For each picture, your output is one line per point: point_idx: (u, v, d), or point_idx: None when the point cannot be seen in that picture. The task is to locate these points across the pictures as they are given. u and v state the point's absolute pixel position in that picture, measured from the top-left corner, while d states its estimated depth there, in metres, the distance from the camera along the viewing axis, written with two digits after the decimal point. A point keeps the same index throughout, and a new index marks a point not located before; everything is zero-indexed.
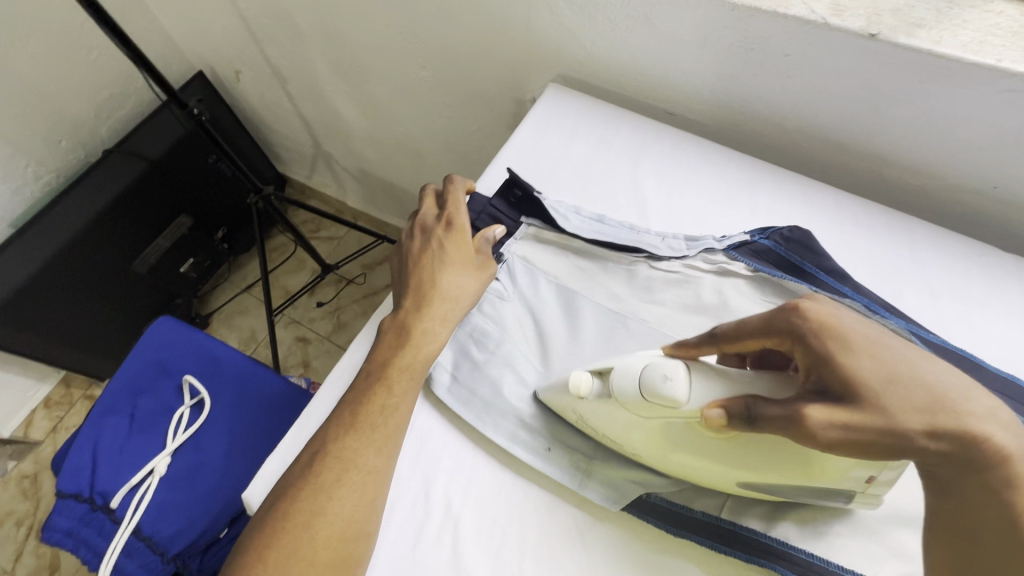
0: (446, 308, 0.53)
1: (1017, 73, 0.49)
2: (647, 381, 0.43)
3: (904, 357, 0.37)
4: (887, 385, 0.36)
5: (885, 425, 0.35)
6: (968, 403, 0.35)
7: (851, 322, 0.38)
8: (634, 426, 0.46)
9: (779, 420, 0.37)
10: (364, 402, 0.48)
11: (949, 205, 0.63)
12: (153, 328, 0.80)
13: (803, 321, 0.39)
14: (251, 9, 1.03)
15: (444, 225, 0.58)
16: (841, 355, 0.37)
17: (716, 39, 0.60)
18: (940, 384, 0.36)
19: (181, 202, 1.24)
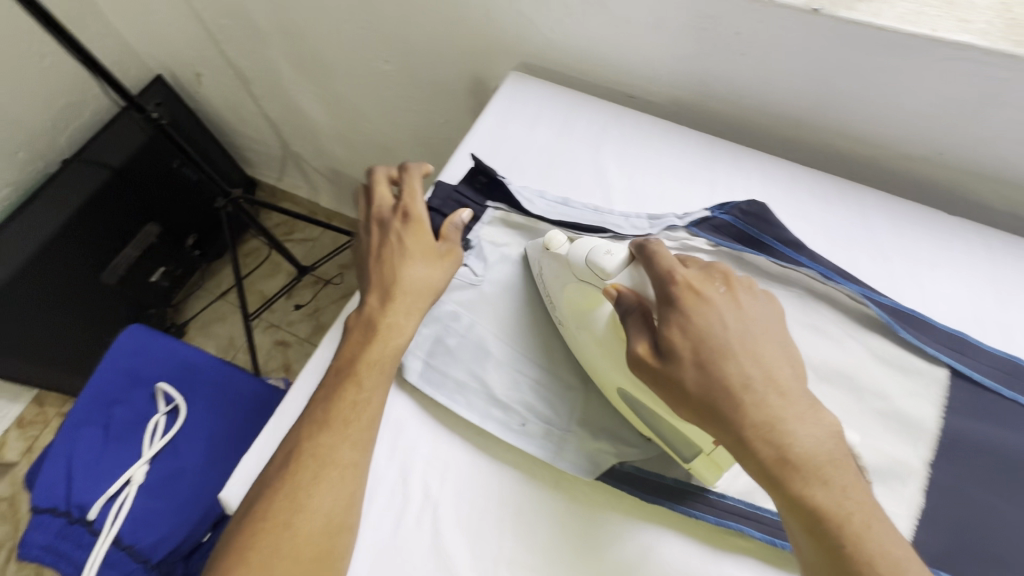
0: (410, 301, 0.53)
1: (954, 42, 0.51)
2: (593, 249, 0.49)
3: (736, 356, 0.40)
4: (694, 360, 0.40)
5: (671, 384, 0.40)
6: (756, 411, 0.38)
7: (716, 310, 0.42)
8: (571, 289, 0.51)
9: (631, 326, 0.44)
10: (333, 398, 0.48)
11: (900, 173, 0.65)
12: (123, 336, 0.78)
13: (670, 288, 0.43)
14: (207, 9, 1.01)
15: (401, 219, 0.57)
16: (678, 322, 0.41)
17: (670, 21, 0.61)
18: (759, 391, 0.39)
19: (147, 209, 1.22)
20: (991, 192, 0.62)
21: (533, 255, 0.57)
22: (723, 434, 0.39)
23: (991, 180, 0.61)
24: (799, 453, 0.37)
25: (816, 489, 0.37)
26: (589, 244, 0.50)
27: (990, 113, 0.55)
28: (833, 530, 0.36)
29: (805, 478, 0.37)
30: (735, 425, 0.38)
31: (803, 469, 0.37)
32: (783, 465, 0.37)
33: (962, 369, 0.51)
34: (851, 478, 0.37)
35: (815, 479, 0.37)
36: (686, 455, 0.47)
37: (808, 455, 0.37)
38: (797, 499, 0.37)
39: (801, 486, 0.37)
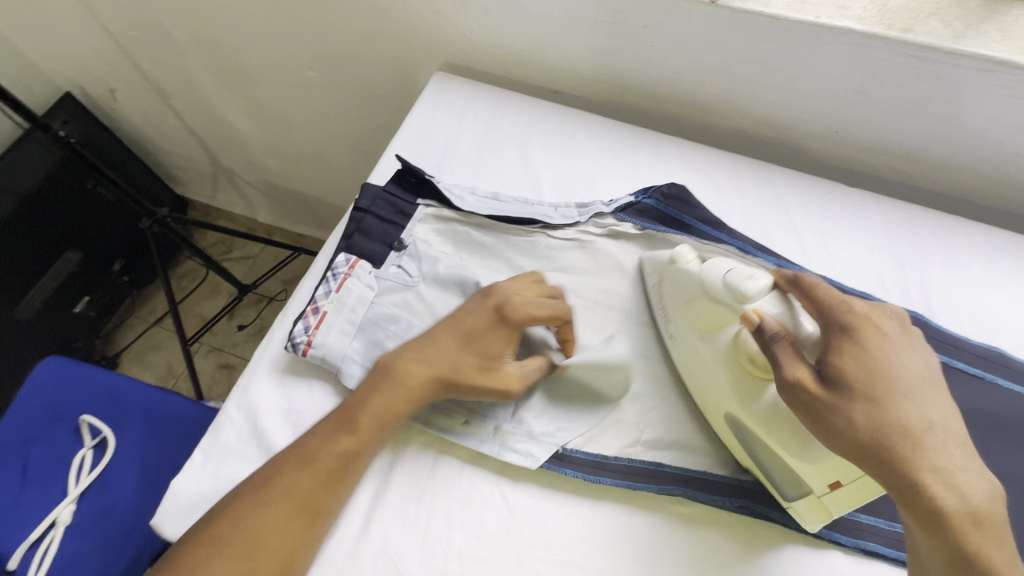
0: (439, 387, 0.49)
1: (834, 27, 0.55)
2: (734, 270, 0.48)
3: (914, 396, 0.41)
4: (868, 393, 0.41)
5: (837, 412, 0.40)
6: (929, 449, 0.39)
7: (888, 350, 0.43)
8: (695, 308, 0.50)
9: (778, 353, 0.43)
10: (342, 438, 0.46)
11: (803, 151, 0.70)
12: (39, 370, 0.74)
13: (849, 318, 0.44)
14: (115, 20, 0.96)
15: (499, 304, 0.50)
16: (857, 353, 0.42)
17: (582, 15, 0.63)
18: (937, 436, 0.40)
19: (63, 236, 1.14)
20: (884, 163, 0.68)
21: (652, 268, 0.56)
22: (885, 468, 0.39)
23: (882, 153, 0.66)
24: (969, 502, 0.38)
25: (980, 539, 0.37)
26: (727, 265, 0.49)
27: (873, 92, 0.60)
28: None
29: (970, 525, 0.37)
30: (909, 461, 0.38)
31: (970, 519, 0.37)
32: (953, 513, 0.37)
33: None
34: (1005, 533, 0.38)
35: (981, 533, 0.37)
36: (792, 495, 0.47)
37: (978, 504, 0.38)
38: (957, 548, 0.37)
39: (963, 534, 0.37)
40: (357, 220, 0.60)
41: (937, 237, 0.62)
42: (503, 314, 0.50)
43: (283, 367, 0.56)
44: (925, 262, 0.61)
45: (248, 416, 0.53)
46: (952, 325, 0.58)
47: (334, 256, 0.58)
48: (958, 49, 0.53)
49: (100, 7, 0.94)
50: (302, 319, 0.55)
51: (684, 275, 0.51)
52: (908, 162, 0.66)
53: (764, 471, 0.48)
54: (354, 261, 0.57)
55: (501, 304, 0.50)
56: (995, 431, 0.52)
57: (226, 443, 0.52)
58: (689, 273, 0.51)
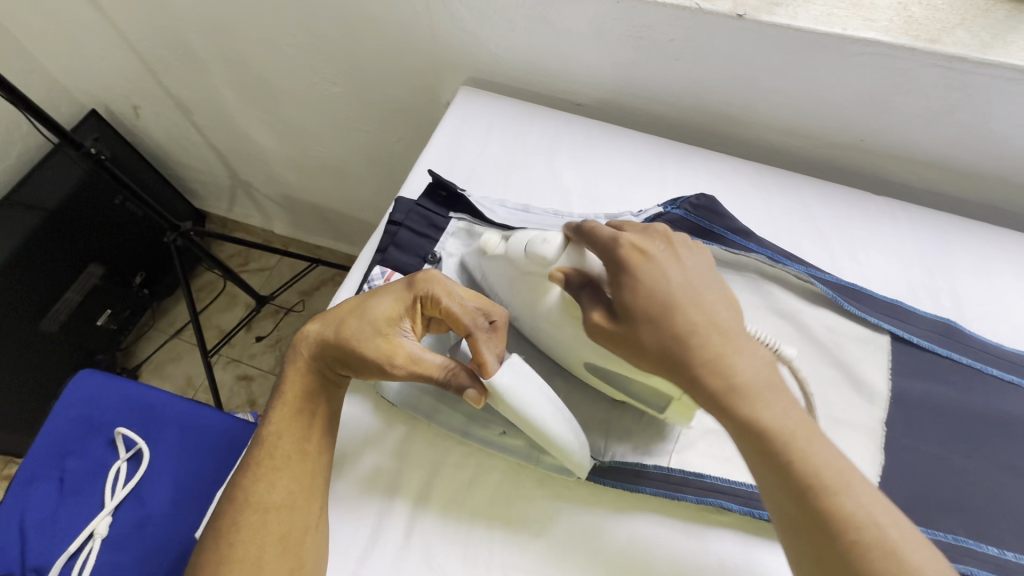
0: (330, 354, 0.49)
1: (861, 39, 0.56)
2: (531, 240, 0.52)
3: (681, 305, 0.42)
4: (646, 319, 0.42)
5: (629, 342, 0.43)
6: (704, 348, 0.40)
7: (656, 265, 0.44)
8: (517, 283, 0.53)
9: (585, 300, 0.46)
10: (265, 423, 0.49)
11: (828, 160, 0.71)
12: (75, 383, 0.75)
13: (616, 252, 0.45)
14: (144, 40, 0.99)
15: (406, 279, 0.51)
16: (628, 286, 0.43)
17: (609, 31, 0.65)
18: (704, 332, 0.41)
19: (88, 250, 1.16)
20: (910, 171, 0.68)
21: (471, 262, 0.59)
22: (682, 377, 0.41)
23: (908, 160, 0.67)
24: (743, 379, 0.39)
25: (762, 411, 0.39)
26: (525, 238, 0.53)
27: (899, 102, 0.61)
28: (777, 441, 0.38)
29: (750, 402, 0.39)
30: (684, 368, 0.41)
31: (747, 395, 0.39)
32: (731, 395, 0.39)
33: (902, 334, 0.56)
34: (789, 397, 0.40)
35: (760, 400, 0.39)
36: (660, 408, 0.50)
37: (755, 377, 0.40)
38: (754, 426, 0.39)
39: (749, 408, 0.39)
40: (392, 234, 0.62)
41: (966, 244, 0.63)
42: (412, 285, 0.50)
43: None
44: (955, 269, 0.61)
45: None
46: (985, 332, 0.58)
47: (370, 269, 0.60)
48: (985, 59, 0.54)
49: (129, 27, 0.97)
50: None
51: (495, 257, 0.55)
52: (933, 170, 0.67)
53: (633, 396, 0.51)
54: (389, 274, 0.58)
55: (413, 277, 0.50)
56: None
57: None
58: (497, 254, 0.55)
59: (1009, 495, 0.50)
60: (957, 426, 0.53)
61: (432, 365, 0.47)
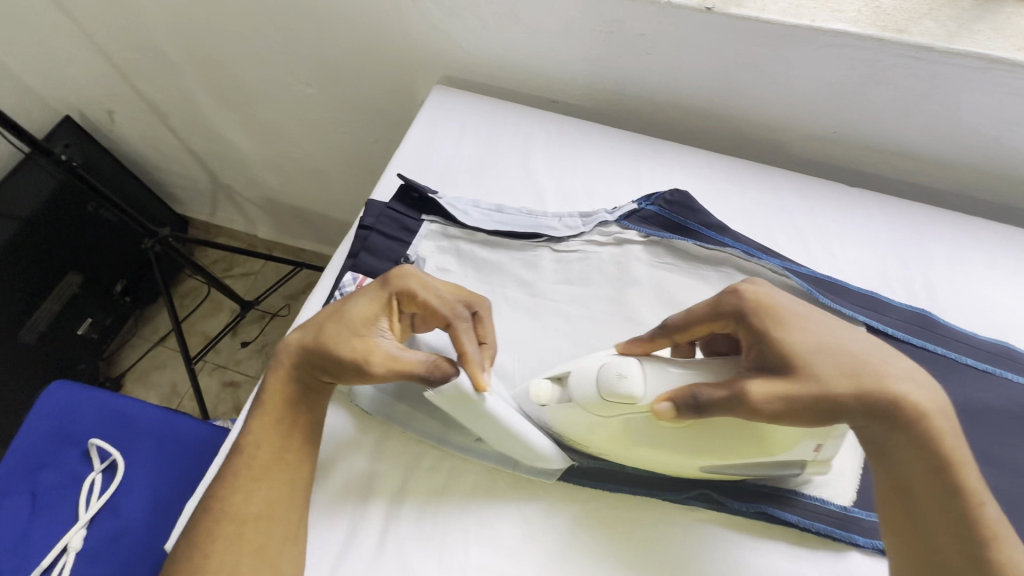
0: (309, 361, 0.49)
1: (829, 30, 0.56)
2: (602, 375, 0.45)
3: (846, 339, 0.42)
4: (818, 356, 0.41)
5: (820, 396, 0.40)
6: (889, 371, 0.41)
7: (791, 299, 0.44)
8: (597, 428, 0.47)
9: (721, 398, 0.41)
10: (246, 431, 0.48)
11: (803, 152, 0.71)
12: (47, 395, 0.74)
13: (751, 298, 0.44)
14: (115, 44, 0.97)
15: (383, 277, 0.50)
16: (780, 325, 0.42)
17: (579, 26, 0.64)
18: (875, 365, 0.41)
19: (66, 259, 1.14)
20: (884, 162, 0.68)
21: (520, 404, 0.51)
22: (884, 416, 0.39)
23: (882, 152, 0.67)
24: (934, 404, 0.40)
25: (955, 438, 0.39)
26: (591, 374, 0.46)
27: (871, 92, 0.61)
28: (961, 480, 0.39)
29: (950, 431, 0.39)
30: (885, 405, 0.39)
31: (934, 430, 0.39)
32: (919, 432, 0.39)
33: (877, 325, 0.56)
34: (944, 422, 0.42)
35: (945, 433, 0.39)
36: (796, 470, 0.48)
37: (935, 399, 0.40)
38: (946, 464, 0.39)
39: (936, 445, 0.39)
40: (363, 238, 0.61)
41: (940, 234, 0.63)
42: (387, 284, 0.49)
43: None
44: (929, 258, 0.62)
45: None
46: (960, 321, 0.58)
47: (341, 275, 0.59)
48: (952, 49, 0.54)
49: (100, 31, 0.95)
50: None
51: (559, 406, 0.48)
52: (907, 160, 0.67)
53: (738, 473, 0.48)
54: (361, 279, 0.58)
55: (388, 275, 0.50)
56: (1009, 425, 0.52)
57: None
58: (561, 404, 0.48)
59: (986, 484, 0.50)
60: None
61: (412, 359, 0.46)
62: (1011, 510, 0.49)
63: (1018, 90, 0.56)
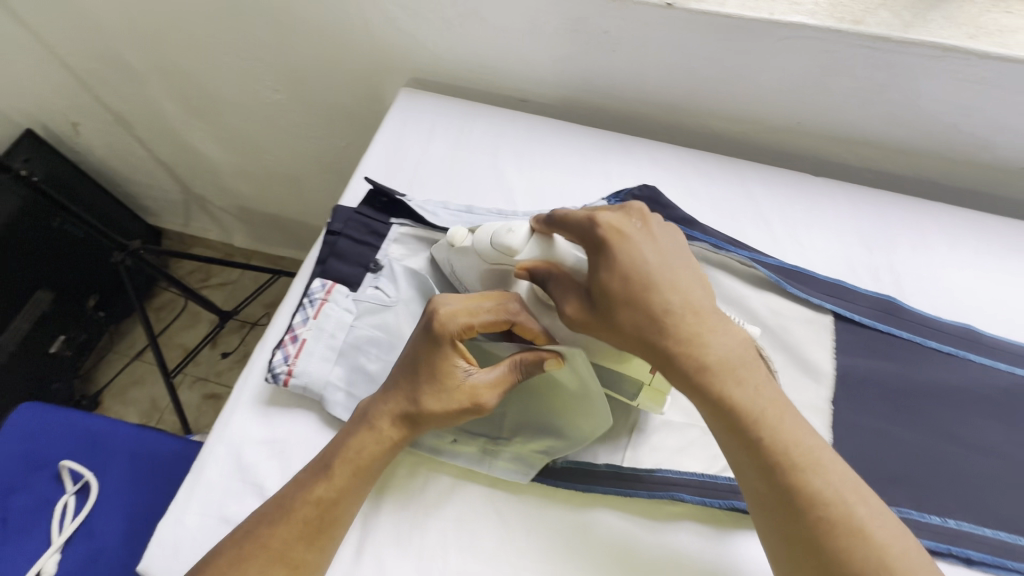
0: (406, 415, 0.47)
1: (789, 23, 0.57)
2: (496, 231, 0.50)
3: (659, 285, 0.42)
4: (623, 300, 0.42)
5: (604, 326, 0.43)
6: (692, 323, 0.41)
7: (632, 244, 0.43)
8: (488, 276, 0.53)
9: (553, 292, 0.46)
10: (324, 482, 0.46)
11: (769, 144, 0.72)
12: (14, 418, 0.72)
13: (595, 233, 0.44)
14: (74, 54, 0.95)
15: (427, 323, 0.47)
16: (605, 264, 0.43)
17: (544, 25, 0.64)
18: (678, 316, 0.41)
19: (34, 276, 1.12)
20: (848, 151, 0.69)
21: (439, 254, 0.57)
22: (662, 358, 0.41)
23: (845, 141, 0.68)
24: (723, 358, 0.41)
25: (736, 390, 0.40)
26: (489, 230, 0.51)
27: (831, 83, 0.61)
28: (762, 429, 0.40)
29: (727, 382, 0.40)
30: (667, 351, 0.41)
31: (721, 376, 0.40)
32: (707, 376, 0.40)
33: (844, 313, 0.57)
34: (762, 378, 0.42)
35: (731, 381, 0.40)
36: (632, 395, 0.51)
37: (734, 354, 0.41)
38: (741, 419, 0.40)
39: (719, 391, 0.40)
40: (331, 244, 0.60)
41: (903, 220, 0.64)
42: (443, 336, 0.46)
43: (266, 399, 0.55)
44: (894, 245, 0.63)
45: (232, 452, 0.52)
46: (924, 306, 0.59)
47: (310, 282, 0.58)
48: (907, 38, 0.55)
49: (58, 42, 0.93)
50: (281, 348, 0.54)
51: (463, 253, 0.54)
52: (871, 148, 0.68)
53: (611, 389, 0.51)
54: (330, 285, 0.57)
55: (432, 327, 0.46)
56: (970, 405, 0.53)
57: (211, 480, 0.50)
58: (463, 248, 0.54)
59: (952, 464, 0.51)
60: (901, 400, 0.54)
61: (512, 373, 0.47)
62: (976, 488, 0.50)
63: (973, 79, 0.57)
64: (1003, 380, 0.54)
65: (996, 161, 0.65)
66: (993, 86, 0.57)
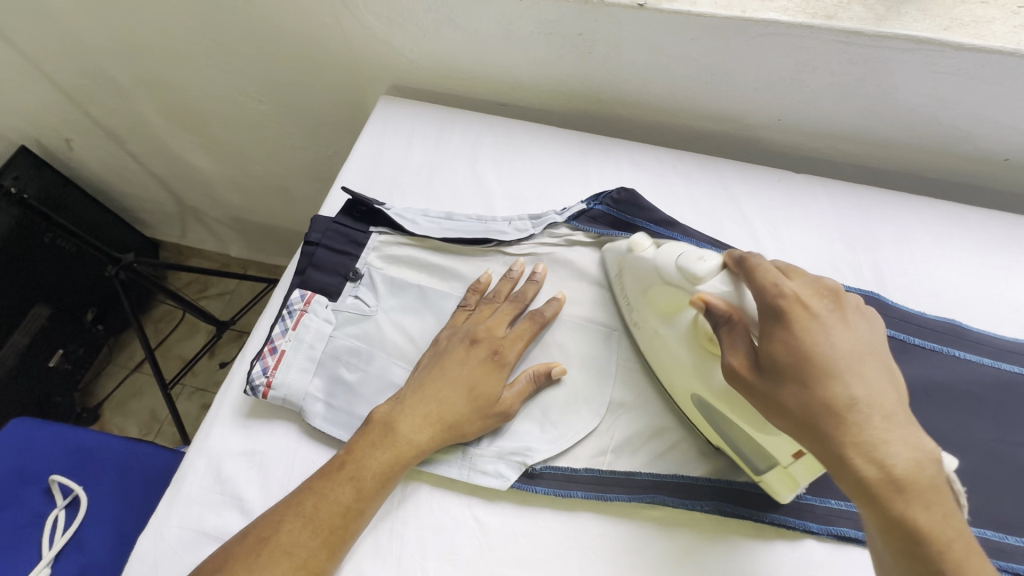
0: (444, 428, 0.50)
1: (761, 20, 0.56)
2: (685, 254, 0.48)
3: (840, 374, 0.39)
4: (797, 378, 0.40)
5: (764, 395, 0.41)
6: (867, 424, 0.38)
7: (814, 328, 0.40)
8: (655, 296, 0.51)
9: (724, 337, 0.44)
10: (348, 492, 0.46)
11: (749, 141, 0.71)
12: (6, 434, 0.72)
13: (777, 305, 0.41)
14: (62, 72, 0.96)
15: (493, 348, 0.53)
16: (781, 338, 0.41)
17: (518, 29, 0.64)
18: (864, 414, 0.38)
19: (31, 291, 1.13)
20: (827, 147, 0.69)
21: (614, 257, 0.57)
22: (821, 449, 0.39)
23: (825, 136, 0.68)
24: (908, 470, 0.36)
25: (919, 511, 0.36)
26: (680, 249, 0.49)
27: (808, 79, 0.61)
28: (948, 561, 0.35)
29: (908, 499, 0.36)
30: (833, 443, 0.38)
31: (909, 491, 0.36)
32: (887, 489, 0.36)
33: None
34: (949, 500, 0.37)
35: (917, 501, 0.36)
36: (760, 466, 0.47)
37: (922, 467, 0.37)
38: (906, 534, 0.36)
39: (901, 508, 0.36)
40: (310, 255, 0.60)
41: (884, 215, 0.63)
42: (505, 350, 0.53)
43: (245, 412, 0.55)
44: (876, 241, 0.62)
45: (213, 464, 0.52)
46: (907, 301, 0.59)
47: (290, 293, 0.58)
48: (881, 32, 0.54)
49: (45, 60, 0.94)
50: (260, 359, 0.54)
51: (641, 263, 0.52)
52: (852, 142, 0.67)
53: (727, 439, 0.49)
54: (309, 296, 0.57)
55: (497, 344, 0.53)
56: (956, 402, 0.53)
57: (190, 494, 0.51)
58: (644, 258, 0.52)
59: None
60: None
61: (532, 378, 0.53)
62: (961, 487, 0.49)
63: (950, 71, 0.56)
64: (987, 375, 0.54)
65: (978, 154, 0.64)
66: (972, 77, 0.56)
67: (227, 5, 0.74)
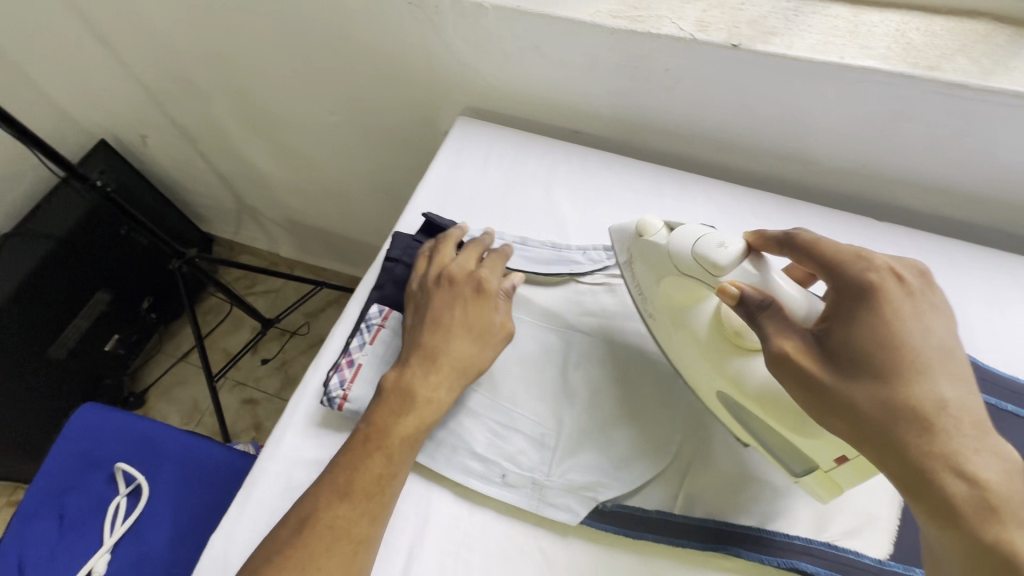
0: (459, 374, 0.52)
1: (860, 66, 0.55)
2: (704, 242, 0.47)
3: (926, 370, 0.37)
4: (872, 368, 0.38)
5: (828, 386, 0.39)
6: (953, 429, 0.35)
7: (900, 314, 0.39)
8: (669, 288, 0.51)
9: (767, 323, 0.42)
10: (376, 459, 0.47)
11: (829, 185, 0.70)
12: (73, 418, 0.75)
13: (864, 290, 0.40)
14: (148, 72, 1.01)
15: (477, 283, 0.56)
16: (862, 321, 0.39)
17: (604, 62, 0.64)
18: (952, 417, 0.35)
19: (97, 278, 1.17)
20: (911, 196, 0.67)
21: (620, 240, 0.55)
22: (889, 450, 0.36)
23: (910, 186, 0.66)
24: (1002, 482, 0.33)
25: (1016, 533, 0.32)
26: (694, 235, 0.48)
27: (901, 128, 0.60)
28: None
29: (1001, 518, 0.33)
30: (909, 444, 0.35)
31: (1000, 510, 0.33)
32: (977, 507, 0.33)
33: None
34: None
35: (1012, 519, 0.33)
36: (797, 471, 0.47)
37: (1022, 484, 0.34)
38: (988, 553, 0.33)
39: (995, 530, 0.33)
40: (389, 271, 0.61)
41: (974, 272, 0.61)
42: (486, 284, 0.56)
43: (318, 421, 0.56)
44: (964, 298, 0.60)
45: (285, 470, 0.53)
46: (998, 363, 0.56)
47: (368, 307, 0.59)
48: (987, 86, 0.53)
49: (135, 61, 0.99)
50: (337, 371, 0.55)
51: (653, 247, 0.51)
52: (940, 195, 0.66)
53: (765, 445, 0.48)
54: (388, 311, 0.58)
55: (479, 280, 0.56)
56: None
57: (262, 498, 0.52)
58: (657, 242, 0.50)
59: None
60: None
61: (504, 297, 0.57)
62: None
63: None
64: None
65: None
66: None
67: (318, 22, 0.76)
